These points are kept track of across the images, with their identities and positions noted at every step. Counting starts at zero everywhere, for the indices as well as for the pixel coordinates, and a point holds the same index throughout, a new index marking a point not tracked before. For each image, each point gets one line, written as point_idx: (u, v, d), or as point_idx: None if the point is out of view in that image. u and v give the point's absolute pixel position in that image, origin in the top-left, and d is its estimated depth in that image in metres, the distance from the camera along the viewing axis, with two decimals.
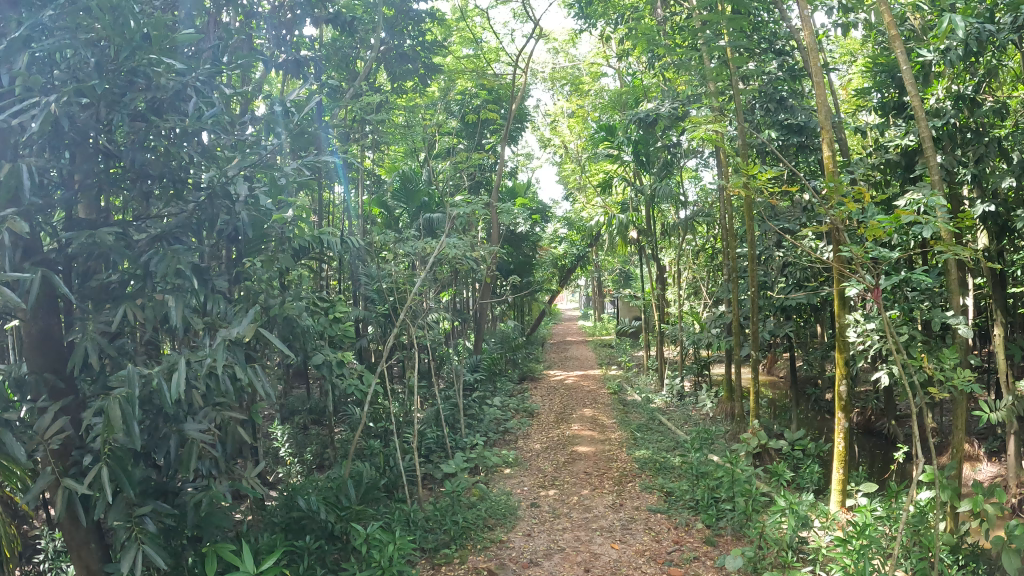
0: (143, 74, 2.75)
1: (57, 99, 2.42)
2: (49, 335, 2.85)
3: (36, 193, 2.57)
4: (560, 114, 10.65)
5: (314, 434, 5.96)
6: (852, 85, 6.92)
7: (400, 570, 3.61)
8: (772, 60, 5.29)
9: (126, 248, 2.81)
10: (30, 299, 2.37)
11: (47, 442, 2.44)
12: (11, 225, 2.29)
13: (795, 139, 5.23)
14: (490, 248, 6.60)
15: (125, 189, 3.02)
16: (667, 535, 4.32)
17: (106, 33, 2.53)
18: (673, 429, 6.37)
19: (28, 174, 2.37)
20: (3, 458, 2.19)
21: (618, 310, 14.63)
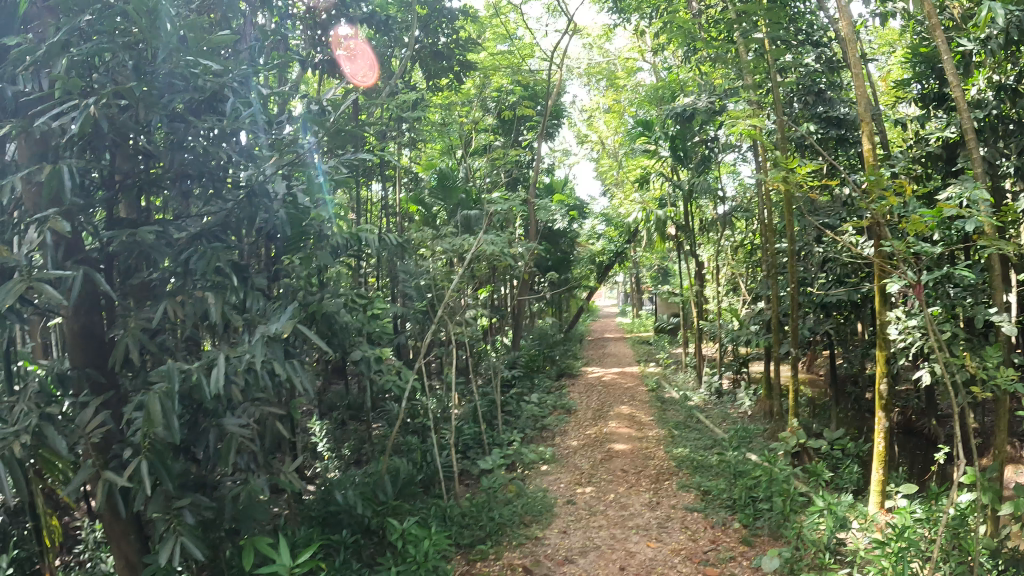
0: (182, 77, 2.81)
1: (97, 102, 2.47)
2: (91, 332, 2.92)
3: (78, 195, 2.65)
4: (596, 109, 10.63)
5: (352, 430, 6.04)
6: (892, 76, 6.77)
7: (436, 565, 3.64)
8: (809, 52, 5.23)
9: (167, 246, 2.88)
10: (73, 297, 2.44)
11: (88, 435, 2.50)
12: (53, 224, 2.34)
13: (835, 133, 5.11)
14: (526, 245, 6.60)
15: (166, 190, 3.08)
16: (703, 535, 4.28)
17: (144, 36, 2.60)
18: (710, 426, 6.29)
19: (69, 176, 2.44)
20: (47, 450, 2.26)
21: (656, 306, 14.46)
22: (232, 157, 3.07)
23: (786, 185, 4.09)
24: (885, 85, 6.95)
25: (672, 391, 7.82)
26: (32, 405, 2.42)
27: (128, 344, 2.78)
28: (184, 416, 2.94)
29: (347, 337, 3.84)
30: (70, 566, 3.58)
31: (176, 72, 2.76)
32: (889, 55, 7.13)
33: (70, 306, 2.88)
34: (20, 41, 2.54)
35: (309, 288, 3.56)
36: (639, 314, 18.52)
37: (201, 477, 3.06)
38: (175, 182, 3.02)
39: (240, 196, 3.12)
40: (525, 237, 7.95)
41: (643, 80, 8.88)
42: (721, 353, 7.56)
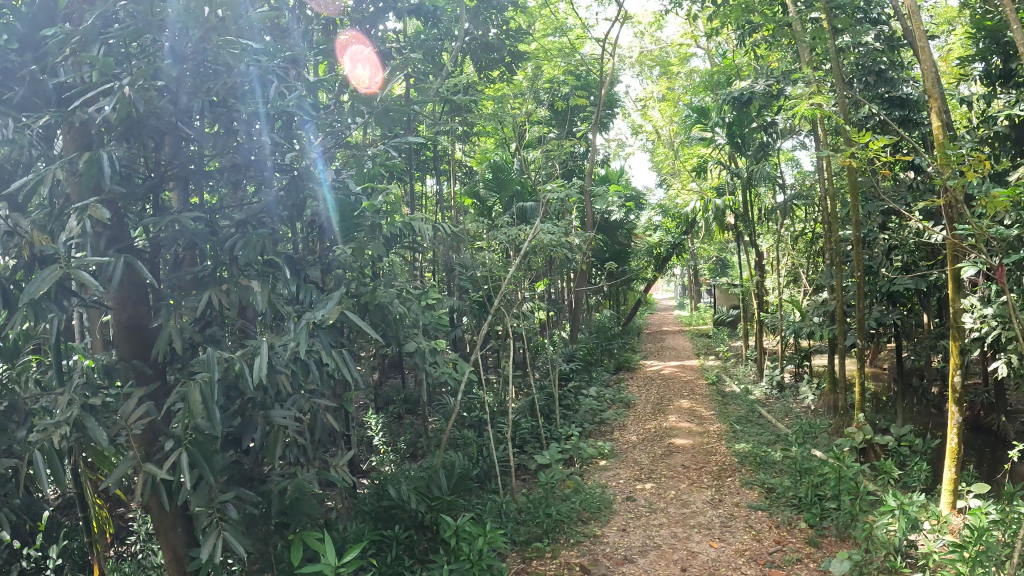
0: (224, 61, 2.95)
1: (131, 83, 2.65)
2: (135, 323, 3.26)
3: (116, 183, 2.85)
4: (650, 98, 10.46)
5: (408, 424, 6.10)
6: (955, 52, 6.46)
7: (490, 564, 3.59)
8: (869, 30, 5.01)
9: (212, 234, 3.06)
10: (113, 282, 2.67)
11: (129, 427, 2.72)
12: (93, 212, 2.54)
13: (897, 114, 4.93)
14: (582, 236, 6.52)
15: (216, 179, 3.27)
16: (768, 535, 4.12)
17: (179, 17, 2.74)
18: (773, 421, 6.11)
19: (106, 163, 2.65)
20: (89, 440, 2.46)
21: (715, 297, 14.11)
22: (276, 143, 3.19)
23: (857, 164, 3.90)
24: (948, 63, 6.64)
25: (733, 384, 7.63)
26: (77, 398, 2.63)
27: (174, 335, 2.87)
28: (233, 409, 3.00)
29: (401, 329, 3.85)
30: (127, 557, 3.71)
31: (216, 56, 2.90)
32: (951, 33, 6.82)
33: (117, 298, 3.23)
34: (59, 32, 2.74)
35: (361, 280, 3.58)
36: (700, 307, 18.19)
37: (250, 470, 3.11)
38: (224, 168, 3.20)
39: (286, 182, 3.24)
40: (582, 228, 7.86)
41: (698, 67, 8.68)
42: (782, 346, 7.33)
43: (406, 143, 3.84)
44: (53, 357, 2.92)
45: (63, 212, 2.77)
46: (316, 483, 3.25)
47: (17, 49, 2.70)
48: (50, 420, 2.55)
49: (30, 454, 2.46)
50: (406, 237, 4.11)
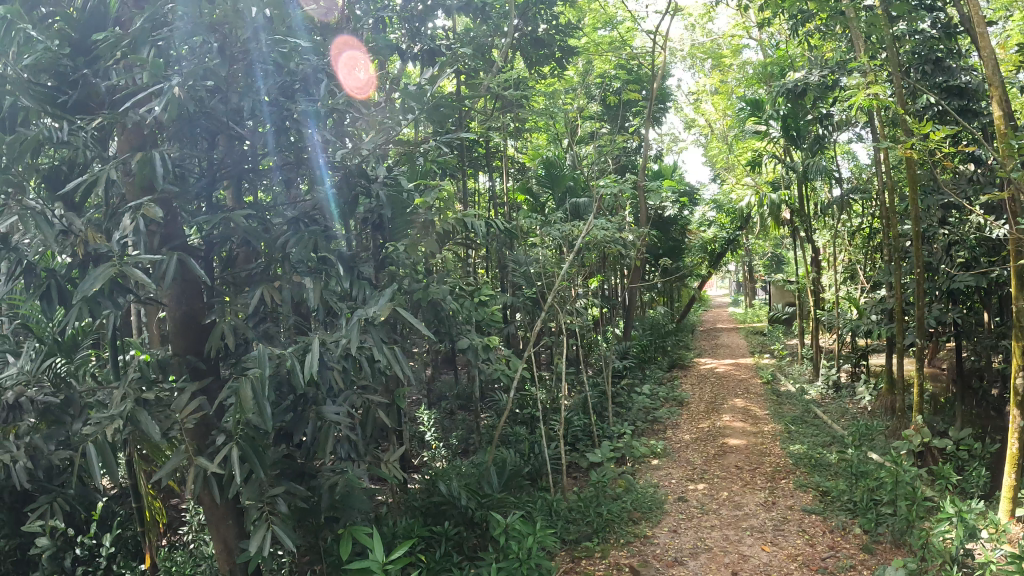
0: (274, 60, 3.02)
1: (179, 83, 2.73)
2: (191, 319, 3.35)
3: (169, 183, 2.96)
4: (702, 91, 10.30)
5: (461, 420, 6.16)
6: (1016, 38, 6.22)
7: (539, 563, 3.53)
8: (927, 18, 4.85)
9: (265, 231, 3.14)
10: (167, 278, 2.77)
11: (182, 421, 2.81)
12: (146, 211, 2.65)
13: (957, 104, 4.75)
14: (636, 232, 6.46)
15: (269, 178, 3.36)
16: (822, 539, 4.02)
17: (226, 17, 2.81)
18: (829, 422, 5.93)
19: (158, 164, 2.76)
20: (142, 432, 2.55)
21: (768, 294, 13.83)
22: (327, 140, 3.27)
23: (917, 156, 3.76)
24: (1011, 50, 6.38)
25: (788, 383, 7.47)
26: (132, 392, 2.73)
27: (228, 332, 2.96)
28: (285, 405, 3.08)
29: (453, 326, 3.89)
30: (185, 545, 3.85)
31: (265, 54, 2.97)
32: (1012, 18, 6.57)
33: (171, 296, 3.34)
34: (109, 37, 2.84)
35: (413, 276, 3.63)
36: (754, 304, 17.87)
37: (301, 465, 3.18)
38: (277, 167, 3.30)
39: (337, 179, 3.33)
40: (636, 224, 7.80)
41: (751, 58, 8.50)
42: (839, 345, 7.12)
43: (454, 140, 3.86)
44: (110, 353, 3.05)
45: (116, 212, 2.87)
46: (366, 478, 3.32)
47: (70, 55, 2.83)
48: (106, 413, 2.65)
49: (85, 445, 2.58)
50: (458, 234, 4.14)
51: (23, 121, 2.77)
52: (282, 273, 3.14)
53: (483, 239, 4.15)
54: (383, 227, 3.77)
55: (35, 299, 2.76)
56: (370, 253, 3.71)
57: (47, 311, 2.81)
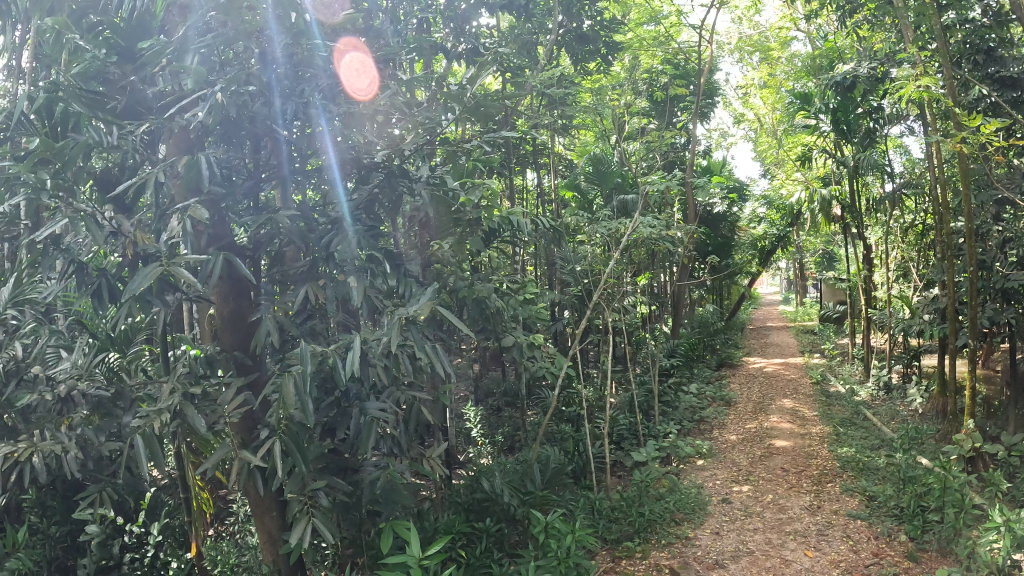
0: (319, 63, 3.09)
1: (224, 89, 2.80)
2: (239, 317, 3.45)
3: (216, 184, 3.02)
4: (751, 85, 10.16)
5: (508, 417, 6.19)
6: None
7: (578, 562, 3.50)
8: (980, 6, 4.69)
9: (310, 231, 3.20)
10: (213, 277, 2.84)
11: (227, 416, 2.88)
12: (192, 212, 2.70)
13: (1012, 95, 4.58)
14: (684, 228, 6.39)
15: (317, 180, 3.43)
16: (866, 546, 3.93)
17: (269, 24, 2.87)
18: (879, 424, 5.77)
19: (204, 166, 2.82)
20: (189, 426, 2.62)
21: (820, 292, 13.54)
22: None
23: (967, 150, 3.64)
24: None
25: (838, 383, 7.30)
26: (179, 386, 2.81)
27: (273, 328, 3.02)
28: (329, 400, 3.13)
29: (498, 323, 3.91)
30: (235, 536, 3.96)
31: (310, 57, 3.03)
32: None
33: (219, 293, 3.43)
34: (154, 44, 2.92)
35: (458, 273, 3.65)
36: (805, 302, 17.53)
37: (345, 459, 3.23)
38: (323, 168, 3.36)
39: (383, 179, 3.39)
40: (684, 221, 7.73)
41: (799, 51, 8.34)
42: (890, 345, 6.92)
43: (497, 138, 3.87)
44: (160, 348, 3.14)
45: (165, 214, 2.95)
46: (408, 473, 3.36)
47: (117, 63, 3.01)
48: (155, 407, 2.74)
49: (134, 438, 2.66)
50: (503, 232, 4.16)
51: (73, 127, 2.87)
52: (327, 271, 3.18)
53: (528, 237, 4.16)
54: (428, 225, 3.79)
55: (86, 297, 2.86)
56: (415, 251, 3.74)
57: (98, 309, 2.91)
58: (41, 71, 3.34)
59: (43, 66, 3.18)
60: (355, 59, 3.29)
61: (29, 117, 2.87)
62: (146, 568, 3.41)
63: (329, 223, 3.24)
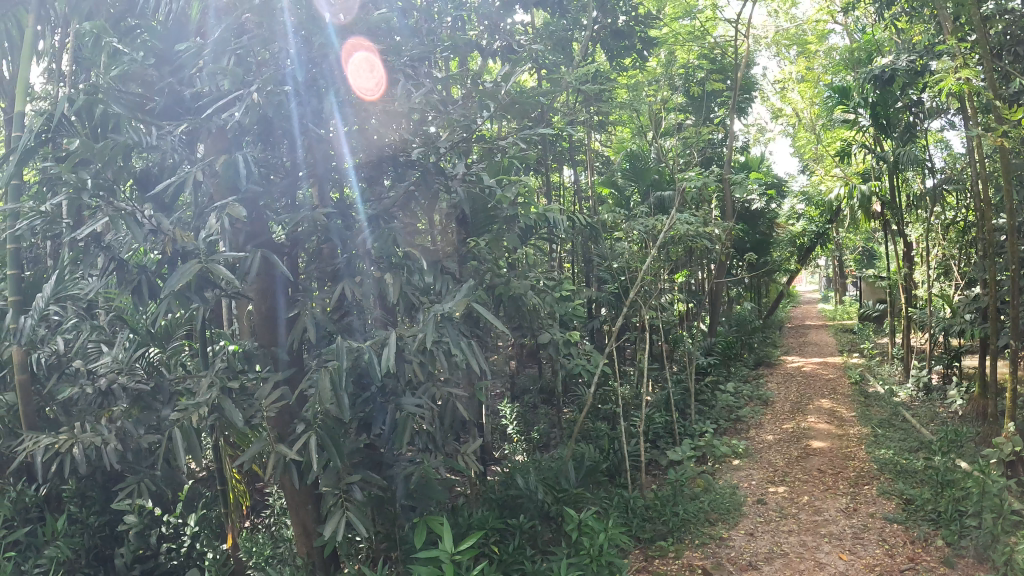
0: (354, 61, 3.13)
1: (259, 89, 2.85)
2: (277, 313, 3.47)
3: (254, 182, 3.07)
4: (789, 79, 10.02)
5: (543, 414, 6.20)
6: None
7: (610, 560, 3.46)
8: None
9: (346, 229, 3.24)
10: (251, 274, 2.90)
11: (265, 410, 2.93)
12: (229, 210, 2.76)
13: None
14: (721, 225, 6.33)
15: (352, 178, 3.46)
16: (901, 550, 3.86)
17: (302, 25, 2.90)
18: (917, 426, 5.64)
19: (240, 165, 2.88)
20: (226, 419, 2.67)
21: (860, 290, 13.29)
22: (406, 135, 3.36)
23: (1009, 144, 3.55)
24: None
25: (877, 383, 7.16)
26: (218, 380, 2.87)
27: (310, 324, 3.07)
28: (365, 396, 3.17)
29: (535, 320, 3.91)
30: (273, 528, 4.03)
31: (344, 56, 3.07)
32: None
33: (258, 290, 3.44)
34: (190, 46, 2.98)
35: (496, 270, 3.66)
36: (844, 300, 17.22)
37: (380, 454, 3.27)
38: (358, 166, 3.40)
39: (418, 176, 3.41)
40: (721, 217, 7.66)
41: (838, 44, 8.20)
42: (930, 344, 6.76)
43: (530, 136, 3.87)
44: (200, 343, 3.21)
45: (205, 212, 3.01)
46: (442, 469, 3.38)
47: (154, 65, 3.10)
48: (194, 401, 2.79)
49: (174, 430, 2.72)
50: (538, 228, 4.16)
51: (113, 128, 2.95)
52: (363, 268, 3.22)
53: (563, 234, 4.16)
54: (466, 222, 3.80)
55: (127, 293, 2.93)
56: (453, 248, 3.76)
57: (138, 305, 2.98)
58: (79, 73, 3.50)
59: (83, 68, 3.31)
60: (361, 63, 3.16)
61: (70, 118, 3.00)
62: (183, 557, 3.55)
63: (366, 220, 3.25)
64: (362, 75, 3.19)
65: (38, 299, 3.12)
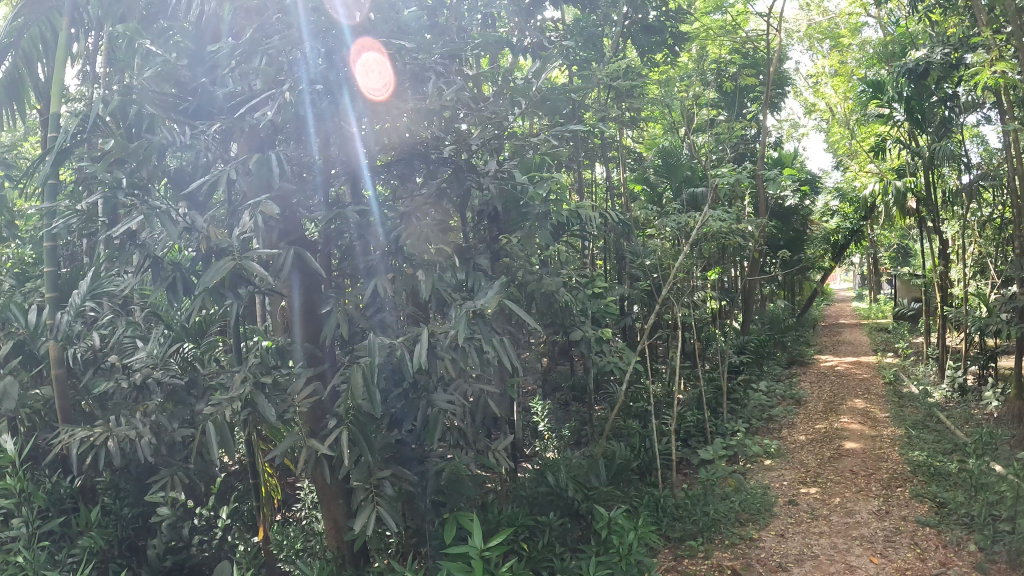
0: (387, 60, 3.15)
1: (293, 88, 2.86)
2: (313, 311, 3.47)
3: (287, 180, 3.09)
4: (823, 73, 9.88)
5: (575, 411, 6.19)
6: None
7: (639, 559, 3.39)
8: None
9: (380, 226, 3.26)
10: (284, 271, 2.92)
11: (298, 405, 2.97)
12: (263, 208, 2.78)
13: None
14: (755, 221, 6.26)
15: (384, 177, 3.47)
16: (933, 555, 3.80)
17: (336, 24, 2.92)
18: (953, 428, 5.53)
19: (273, 163, 2.90)
20: (259, 414, 2.71)
21: (894, 288, 13.08)
22: (438, 133, 3.36)
23: None
24: None
25: (912, 383, 7.03)
26: (251, 376, 2.90)
27: (343, 320, 3.09)
28: (397, 392, 3.19)
29: (567, 317, 3.90)
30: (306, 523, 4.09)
31: (380, 55, 3.11)
32: None
33: (293, 289, 3.41)
34: (223, 46, 3.02)
35: (527, 267, 3.67)
36: (878, 299, 16.94)
37: (412, 450, 3.29)
38: (391, 164, 3.41)
39: (450, 173, 3.42)
40: (755, 214, 7.58)
41: (872, 37, 8.08)
42: (967, 344, 6.64)
43: (563, 132, 3.86)
44: (233, 339, 3.27)
45: (238, 210, 3.03)
46: (473, 465, 3.39)
47: (187, 65, 3.14)
48: (228, 395, 2.83)
49: (207, 424, 2.76)
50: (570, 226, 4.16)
51: (148, 128, 3.00)
52: (397, 265, 3.23)
53: (594, 231, 4.14)
54: (497, 219, 3.81)
55: (162, 290, 2.98)
56: (484, 245, 3.77)
57: (173, 301, 3.03)
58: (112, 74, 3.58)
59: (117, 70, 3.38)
60: (368, 64, 3.09)
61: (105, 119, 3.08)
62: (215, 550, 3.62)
63: (397, 217, 3.27)
64: (374, 76, 3.13)
65: (75, 295, 3.22)
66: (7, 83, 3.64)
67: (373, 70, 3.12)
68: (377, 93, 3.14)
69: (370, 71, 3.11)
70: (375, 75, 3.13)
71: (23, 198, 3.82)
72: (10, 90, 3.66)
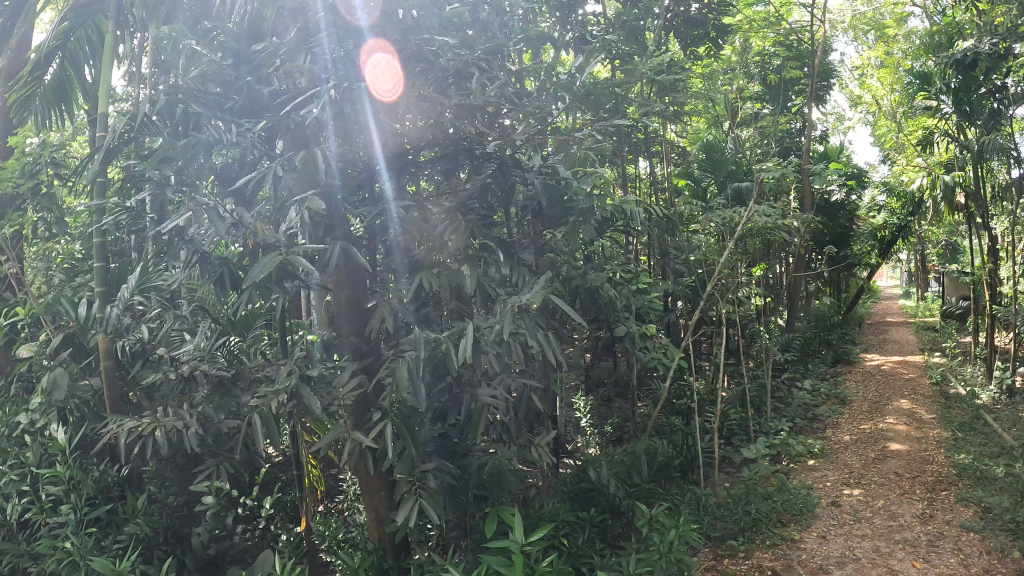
0: (429, 56, 3.11)
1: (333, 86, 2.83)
2: (356, 303, 3.48)
3: (331, 176, 3.08)
4: (868, 65, 9.68)
5: (617, 408, 6.18)
6: None
7: (681, 558, 3.35)
8: None
9: (425, 221, 3.24)
10: (329, 267, 2.91)
11: (343, 398, 2.99)
12: (308, 203, 2.77)
13: None
14: (800, 217, 6.16)
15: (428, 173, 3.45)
16: (978, 561, 3.72)
17: None
18: (1001, 430, 5.40)
19: (319, 160, 2.89)
20: (304, 407, 2.72)
21: (943, 286, 12.75)
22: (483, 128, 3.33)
23: None
24: None
25: (960, 385, 6.85)
26: (297, 369, 2.93)
27: (389, 314, 3.09)
28: (441, 387, 3.20)
29: (611, 313, 3.87)
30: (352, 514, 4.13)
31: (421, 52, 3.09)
32: None
33: (336, 280, 3.44)
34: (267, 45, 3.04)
35: (572, 263, 3.64)
36: (925, 296, 16.52)
37: (456, 444, 3.30)
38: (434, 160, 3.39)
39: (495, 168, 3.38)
40: (800, 210, 7.46)
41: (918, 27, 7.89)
42: (1016, 344, 6.46)
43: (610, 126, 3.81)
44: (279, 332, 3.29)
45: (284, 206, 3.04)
46: (516, 460, 3.38)
47: (233, 64, 3.16)
48: (274, 387, 2.86)
49: (253, 415, 2.79)
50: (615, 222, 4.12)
51: (195, 126, 3.05)
52: (441, 261, 3.20)
53: (640, 227, 4.10)
54: (543, 214, 3.78)
55: (210, 283, 3.02)
56: (529, 240, 3.75)
57: (220, 295, 3.06)
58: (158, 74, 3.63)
59: (165, 70, 3.43)
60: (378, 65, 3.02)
61: (153, 118, 3.13)
62: (258, 538, 3.69)
63: (441, 212, 3.24)
64: (385, 79, 3.04)
65: (125, 289, 3.30)
66: (56, 87, 3.80)
67: (384, 71, 3.03)
68: (386, 93, 3.03)
69: (382, 72, 3.03)
70: (386, 75, 3.04)
71: (78, 195, 3.94)
72: (58, 94, 3.83)
